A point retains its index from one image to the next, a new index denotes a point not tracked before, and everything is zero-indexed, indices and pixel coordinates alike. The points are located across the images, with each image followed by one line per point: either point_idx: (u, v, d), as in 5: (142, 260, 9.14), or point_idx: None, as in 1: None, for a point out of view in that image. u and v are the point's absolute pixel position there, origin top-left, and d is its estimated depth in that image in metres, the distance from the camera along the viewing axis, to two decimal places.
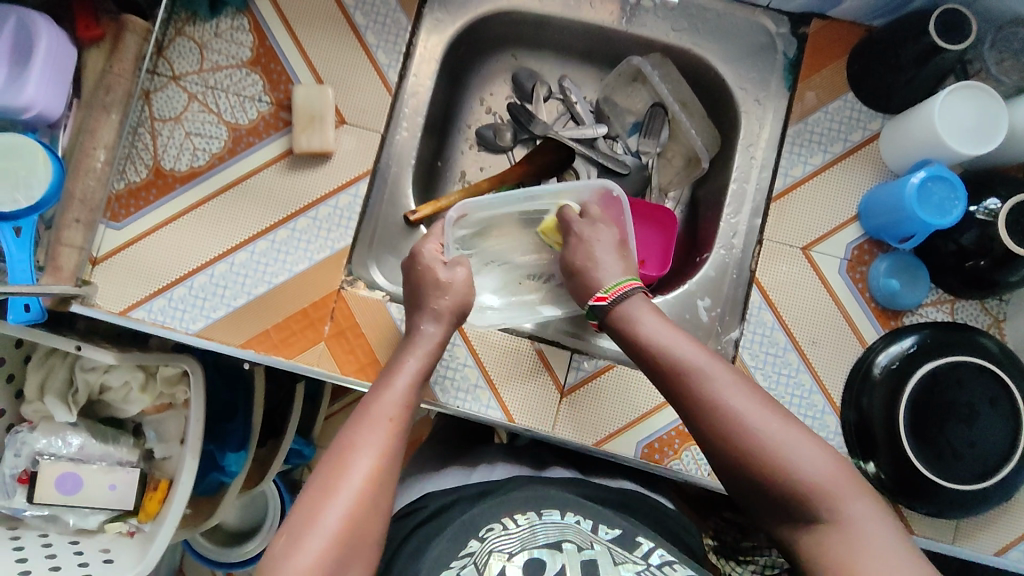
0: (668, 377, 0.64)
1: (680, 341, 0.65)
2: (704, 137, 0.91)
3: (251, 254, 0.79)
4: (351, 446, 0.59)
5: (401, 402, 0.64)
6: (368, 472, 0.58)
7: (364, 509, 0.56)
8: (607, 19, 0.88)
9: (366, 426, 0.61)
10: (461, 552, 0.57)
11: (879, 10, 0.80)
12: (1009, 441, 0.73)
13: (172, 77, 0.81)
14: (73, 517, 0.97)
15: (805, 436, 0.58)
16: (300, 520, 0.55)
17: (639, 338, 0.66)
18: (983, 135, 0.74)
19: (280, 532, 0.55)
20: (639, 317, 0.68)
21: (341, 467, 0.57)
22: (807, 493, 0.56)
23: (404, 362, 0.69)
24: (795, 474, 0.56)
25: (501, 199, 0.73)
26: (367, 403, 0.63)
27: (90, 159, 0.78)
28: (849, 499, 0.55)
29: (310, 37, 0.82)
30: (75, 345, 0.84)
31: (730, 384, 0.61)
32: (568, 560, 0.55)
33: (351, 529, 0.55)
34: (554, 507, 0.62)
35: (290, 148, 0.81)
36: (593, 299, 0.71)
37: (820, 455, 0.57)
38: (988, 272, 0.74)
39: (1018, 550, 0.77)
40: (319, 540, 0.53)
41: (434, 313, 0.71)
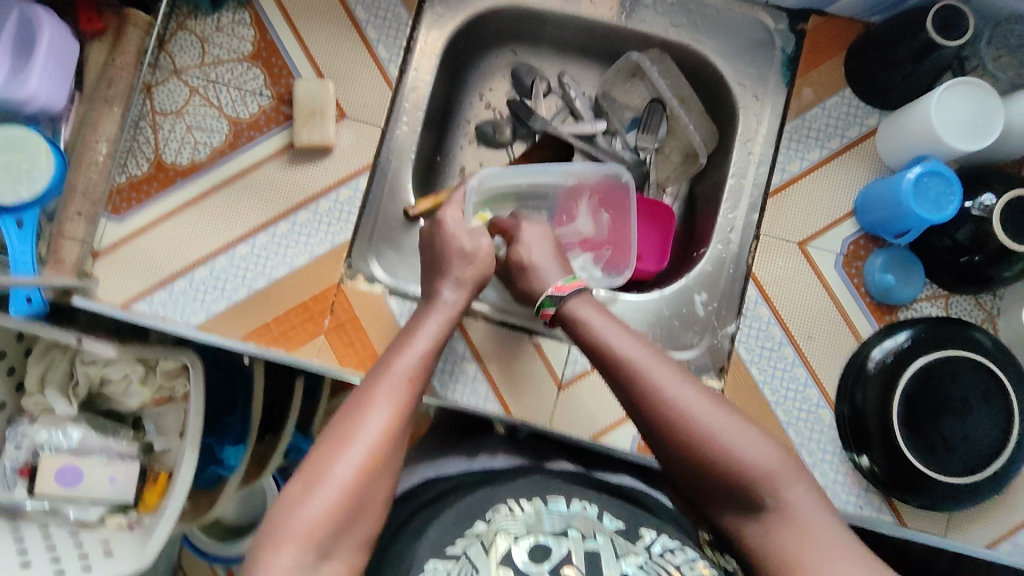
0: (612, 373, 0.63)
1: (622, 336, 0.64)
2: (702, 131, 0.92)
3: (252, 248, 0.80)
4: (367, 400, 0.57)
5: (420, 363, 0.61)
6: (384, 429, 0.56)
7: (377, 465, 0.54)
8: (607, 14, 0.88)
9: (383, 381, 0.58)
10: (466, 531, 0.58)
11: (877, 7, 0.80)
12: (1000, 436, 0.74)
13: (173, 71, 0.81)
14: (73, 508, 0.98)
15: (746, 427, 0.59)
16: (312, 468, 0.54)
17: (586, 334, 0.66)
18: (978, 132, 0.74)
19: (293, 479, 0.53)
20: (586, 312, 0.68)
21: (356, 420, 0.56)
22: (752, 482, 0.56)
23: (422, 322, 0.65)
24: (740, 466, 0.57)
25: (525, 168, 0.81)
26: (387, 359, 0.61)
27: (92, 152, 0.77)
28: (791, 485, 0.56)
29: (311, 31, 0.82)
30: (77, 337, 0.84)
31: (671, 377, 0.61)
32: (573, 547, 0.57)
33: (362, 484, 0.54)
34: (563, 493, 0.62)
35: (291, 142, 0.81)
36: (551, 290, 0.72)
37: (763, 444, 0.58)
38: (983, 267, 0.74)
39: (1010, 543, 0.78)
40: (332, 493, 0.52)
41: (457, 280, 0.70)
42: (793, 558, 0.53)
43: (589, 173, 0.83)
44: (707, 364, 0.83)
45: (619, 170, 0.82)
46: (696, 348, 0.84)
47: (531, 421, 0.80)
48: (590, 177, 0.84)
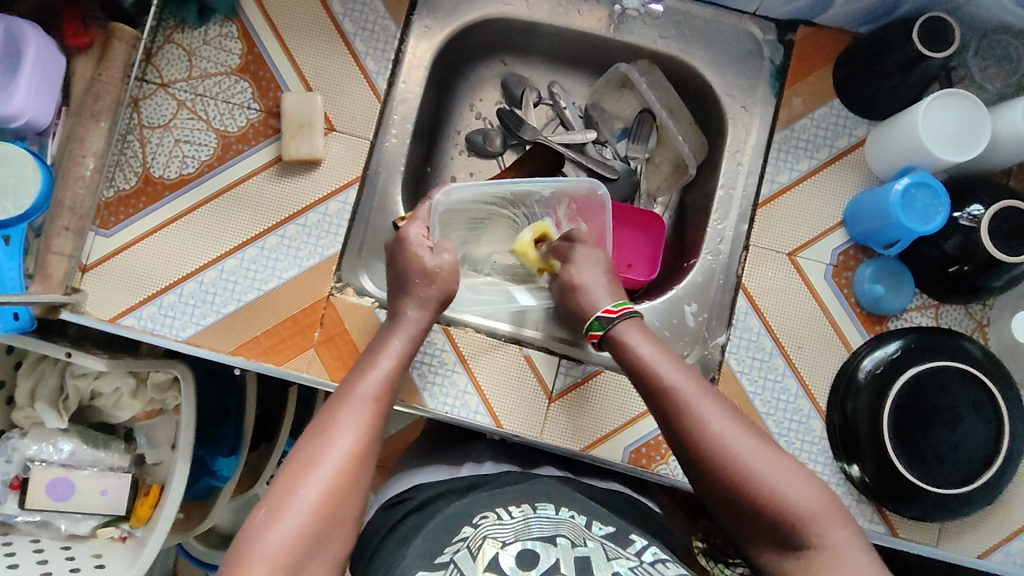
0: (660, 405, 0.64)
1: (673, 368, 0.66)
2: (691, 143, 0.92)
3: (240, 261, 0.80)
4: (332, 424, 0.60)
5: (384, 382, 0.64)
6: (349, 450, 0.58)
7: (342, 485, 0.57)
8: (595, 25, 0.88)
9: (348, 404, 0.61)
10: (454, 537, 0.58)
11: (865, 18, 0.80)
12: (990, 446, 0.74)
13: (160, 85, 0.81)
14: (64, 521, 0.98)
15: (793, 465, 0.59)
16: (280, 491, 0.56)
17: (634, 364, 0.67)
18: (965, 143, 0.74)
19: (261, 504, 0.55)
20: (632, 342, 0.69)
21: (322, 443, 0.58)
22: (795, 521, 0.56)
23: (389, 341, 0.69)
24: (784, 503, 0.57)
25: (494, 185, 0.76)
26: (351, 382, 0.64)
27: (79, 167, 0.78)
28: (834, 525, 0.56)
29: (299, 44, 0.82)
30: (66, 352, 0.85)
31: (722, 413, 0.62)
32: (562, 554, 0.56)
33: (329, 504, 0.56)
34: (550, 502, 0.63)
35: (279, 156, 0.81)
36: (601, 312, 0.72)
37: (808, 484, 0.58)
38: (972, 277, 0.74)
39: (1001, 553, 0.78)
40: (298, 514, 0.54)
41: (420, 300, 0.72)
42: None
43: (563, 186, 0.79)
44: (697, 375, 0.83)
45: (594, 185, 0.78)
46: (686, 359, 0.84)
47: (521, 433, 0.80)
48: (567, 189, 0.80)
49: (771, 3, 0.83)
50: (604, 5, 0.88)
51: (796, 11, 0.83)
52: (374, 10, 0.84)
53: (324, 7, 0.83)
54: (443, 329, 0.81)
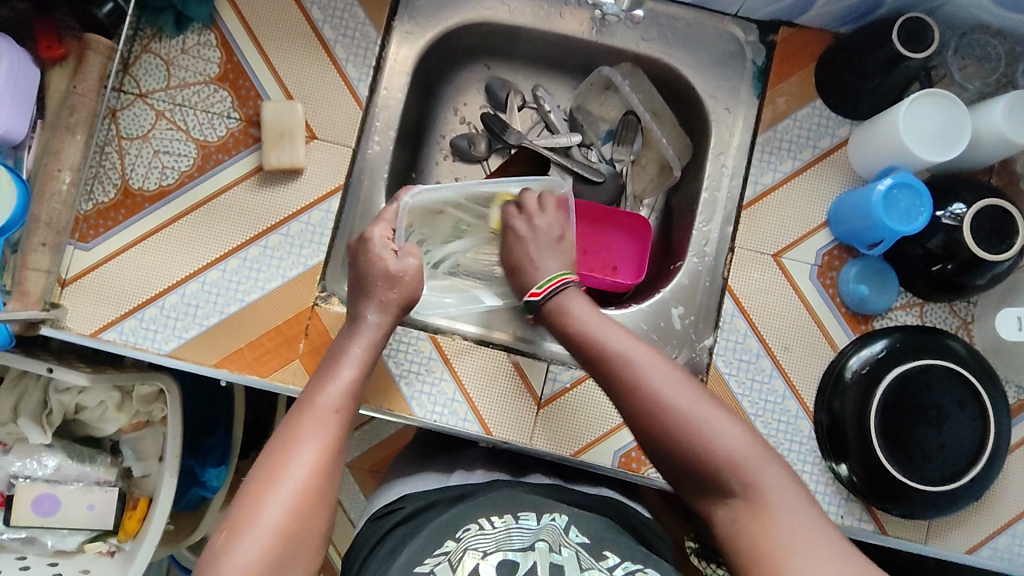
0: (598, 364, 0.64)
1: (604, 327, 0.66)
2: (675, 144, 0.92)
3: (223, 273, 0.79)
4: (293, 437, 0.59)
5: (343, 392, 0.63)
6: (312, 465, 0.57)
7: (308, 501, 0.56)
8: (577, 29, 0.88)
9: (308, 418, 0.60)
10: (436, 549, 0.57)
11: (846, 18, 0.80)
12: (975, 442, 0.74)
13: (138, 94, 0.80)
14: (51, 537, 0.97)
15: (725, 413, 0.59)
16: (240, 513, 0.55)
17: (566, 327, 0.68)
18: (946, 142, 0.74)
19: (221, 526, 0.54)
20: (566, 306, 0.70)
21: (284, 459, 0.57)
22: (724, 469, 0.56)
23: (349, 348, 0.68)
24: (712, 448, 0.57)
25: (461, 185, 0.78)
26: (311, 395, 0.63)
27: (55, 180, 0.76)
28: (763, 468, 0.56)
29: (278, 52, 0.81)
30: (47, 368, 0.84)
31: (656, 363, 0.62)
32: (539, 560, 0.55)
33: (294, 523, 0.55)
34: (530, 510, 0.62)
35: (260, 165, 0.80)
36: (529, 296, 0.73)
37: (736, 429, 0.58)
38: (955, 276, 0.75)
39: (989, 548, 0.79)
40: (262, 534, 0.53)
41: (381, 304, 0.71)
42: (762, 539, 0.53)
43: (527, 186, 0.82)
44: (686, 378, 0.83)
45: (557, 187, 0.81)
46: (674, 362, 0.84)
47: (510, 439, 0.79)
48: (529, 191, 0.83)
49: (753, 4, 0.82)
50: (586, 8, 0.88)
51: (777, 12, 0.83)
52: (354, 16, 0.83)
53: (303, 13, 0.82)
54: (430, 337, 0.81)
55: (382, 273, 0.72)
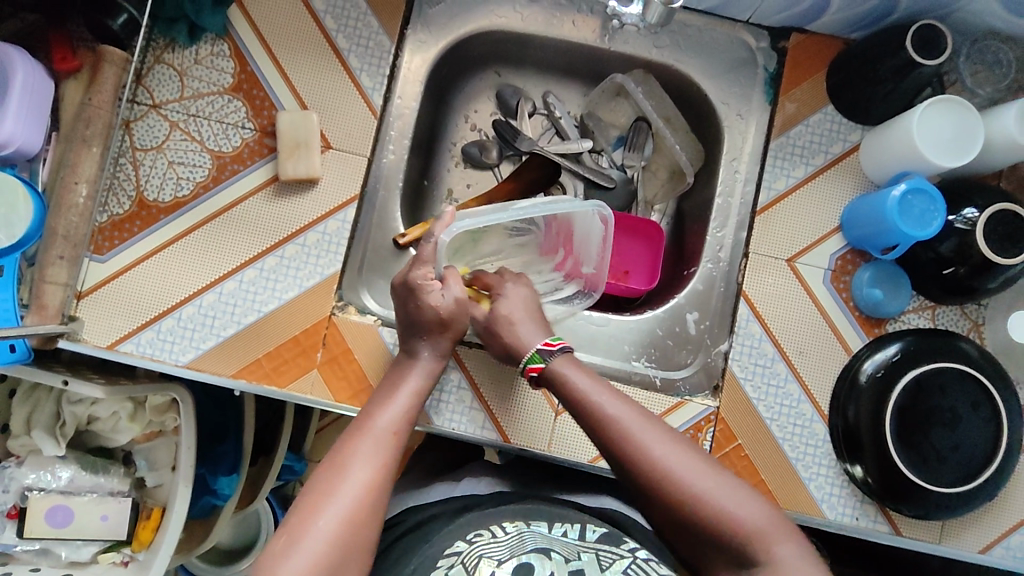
0: (605, 440, 0.64)
1: (608, 399, 0.65)
2: (687, 151, 0.93)
3: (240, 283, 0.79)
4: (349, 454, 0.60)
5: (402, 418, 0.65)
6: (368, 482, 0.58)
7: (360, 514, 0.56)
8: (589, 36, 0.89)
9: (368, 437, 0.62)
10: (448, 552, 0.57)
11: (857, 24, 0.81)
12: (989, 443, 0.75)
13: (152, 105, 0.80)
14: (65, 548, 0.96)
15: (738, 487, 0.59)
16: (296, 521, 0.55)
17: (571, 399, 0.67)
18: (961, 147, 0.75)
19: (277, 532, 0.55)
20: (567, 376, 0.68)
21: (340, 475, 0.58)
22: (745, 545, 0.57)
23: (405, 378, 0.70)
24: (733, 522, 0.57)
25: (499, 216, 0.75)
26: (367, 416, 0.64)
27: (71, 194, 0.75)
28: (782, 541, 0.56)
29: (292, 62, 0.81)
30: (63, 380, 0.84)
31: (659, 439, 0.62)
32: (557, 569, 0.55)
33: (346, 532, 0.55)
34: (542, 519, 0.61)
35: (276, 175, 0.80)
36: (541, 345, 0.71)
37: (753, 502, 0.58)
38: (968, 279, 0.75)
39: (1001, 548, 0.80)
40: (314, 545, 0.53)
41: (436, 343, 0.72)
42: None
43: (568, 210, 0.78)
44: (702, 383, 0.83)
45: (599, 209, 0.78)
46: (689, 367, 0.85)
47: (528, 446, 0.80)
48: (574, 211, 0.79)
49: (764, 11, 0.83)
50: (598, 15, 0.88)
51: (789, 19, 0.83)
52: (367, 25, 0.83)
53: (317, 23, 0.82)
54: None
55: (434, 317, 0.71)
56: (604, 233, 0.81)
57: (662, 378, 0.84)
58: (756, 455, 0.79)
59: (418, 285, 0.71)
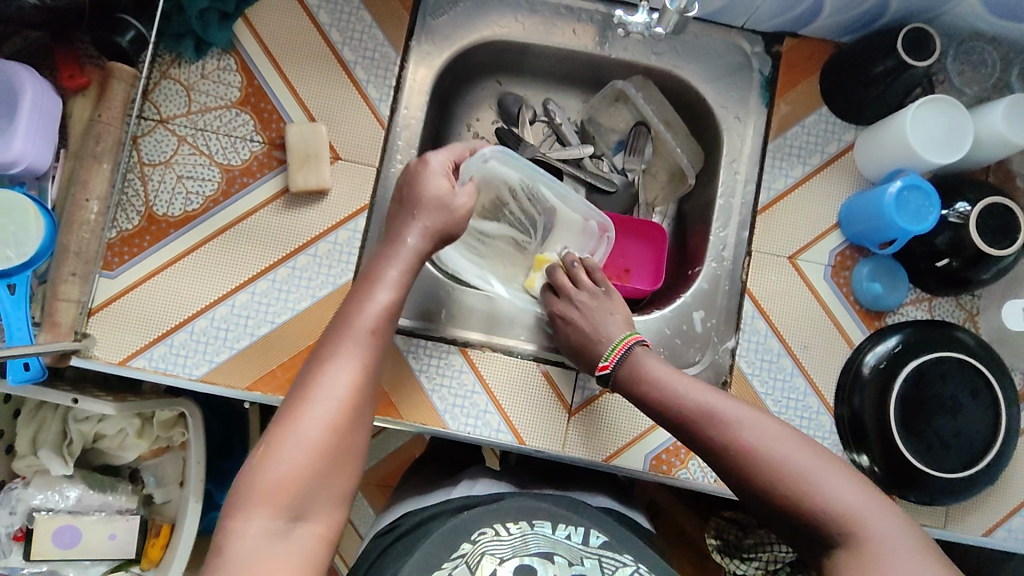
0: (684, 422, 0.66)
1: (691, 384, 0.67)
2: (688, 154, 0.95)
3: (252, 295, 0.79)
4: (332, 356, 0.60)
5: (381, 314, 0.64)
6: (347, 383, 0.58)
7: (342, 418, 0.57)
8: (588, 44, 0.91)
9: (347, 338, 0.61)
10: (453, 553, 0.58)
11: (848, 28, 0.84)
12: (989, 431, 0.78)
13: (159, 120, 0.80)
14: (73, 568, 0.95)
15: (829, 464, 0.59)
16: (276, 430, 0.55)
17: (647, 387, 0.69)
18: (954, 142, 0.78)
19: (258, 444, 0.55)
20: (646, 370, 0.71)
21: (319, 377, 0.58)
22: (826, 516, 0.56)
23: (385, 271, 0.68)
24: (816, 497, 0.57)
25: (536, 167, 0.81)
26: (349, 317, 0.63)
27: (83, 211, 0.76)
28: (875, 518, 0.56)
29: (300, 75, 0.82)
30: (72, 399, 0.83)
31: (749, 419, 0.63)
32: (559, 572, 0.56)
33: (328, 442, 0.55)
34: (546, 518, 0.62)
35: (286, 187, 0.81)
36: (597, 369, 0.75)
37: (841, 480, 0.58)
38: (961, 271, 0.78)
39: (1004, 530, 0.82)
40: (297, 453, 0.54)
41: (424, 230, 0.72)
42: None
43: (570, 213, 0.86)
44: (711, 378, 0.84)
45: (604, 221, 0.85)
46: (698, 364, 0.85)
47: (542, 446, 0.81)
48: (571, 220, 0.87)
49: (759, 17, 0.86)
50: (597, 24, 0.90)
51: (783, 24, 0.86)
52: (373, 37, 0.85)
53: (322, 37, 0.83)
54: (461, 351, 0.82)
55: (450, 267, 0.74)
56: (597, 252, 0.88)
57: None
58: None
59: (436, 169, 0.74)
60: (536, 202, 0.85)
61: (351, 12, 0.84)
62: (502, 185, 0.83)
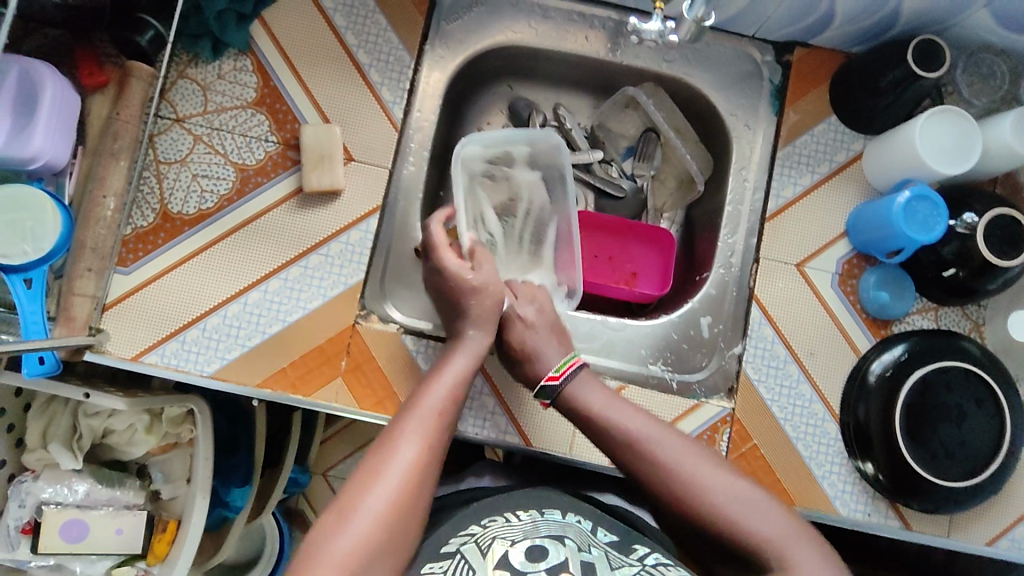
0: (623, 452, 0.66)
1: (630, 415, 0.68)
2: (697, 160, 0.95)
3: (264, 293, 0.80)
4: (399, 434, 0.61)
5: (447, 398, 0.65)
6: (412, 460, 0.59)
7: (407, 494, 0.57)
8: (600, 50, 0.92)
9: (412, 417, 0.62)
10: (460, 531, 0.59)
11: (859, 38, 0.85)
12: (995, 441, 0.78)
13: (176, 119, 0.81)
14: (80, 563, 0.96)
15: (761, 497, 0.61)
16: (345, 500, 0.56)
17: (584, 416, 0.69)
18: (962, 152, 0.79)
19: (328, 510, 0.56)
20: (584, 398, 0.70)
21: (387, 453, 0.59)
22: (759, 547, 0.58)
23: (451, 359, 0.70)
24: (745, 529, 0.59)
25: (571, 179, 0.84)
26: (415, 397, 0.65)
27: (100, 207, 0.76)
28: (798, 546, 0.58)
29: (315, 77, 0.83)
30: (84, 393, 0.84)
31: (685, 453, 0.64)
32: (570, 555, 0.57)
33: (395, 516, 0.56)
34: (556, 506, 0.63)
35: (300, 187, 0.82)
36: (545, 380, 0.72)
37: (771, 512, 0.60)
38: (968, 281, 0.79)
39: (1007, 540, 0.83)
40: (364, 524, 0.54)
41: (477, 318, 0.73)
42: None
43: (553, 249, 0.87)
44: (717, 386, 0.86)
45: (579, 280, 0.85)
46: (705, 369, 0.87)
47: (549, 449, 0.81)
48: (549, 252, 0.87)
49: (770, 27, 0.87)
50: (609, 31, 0.91)
51: (794, 34, 0.87)
52: (388, 41, 0.85)
53: (338, 39, 0.84)
54: None
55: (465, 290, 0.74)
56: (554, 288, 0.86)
57: (678, 381, 0.86)
58: (770, 454, 0.82)
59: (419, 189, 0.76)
60: (545, 221, 0.87)
61: (367, 16, 0.85)
62: (528, 173, 0.87)
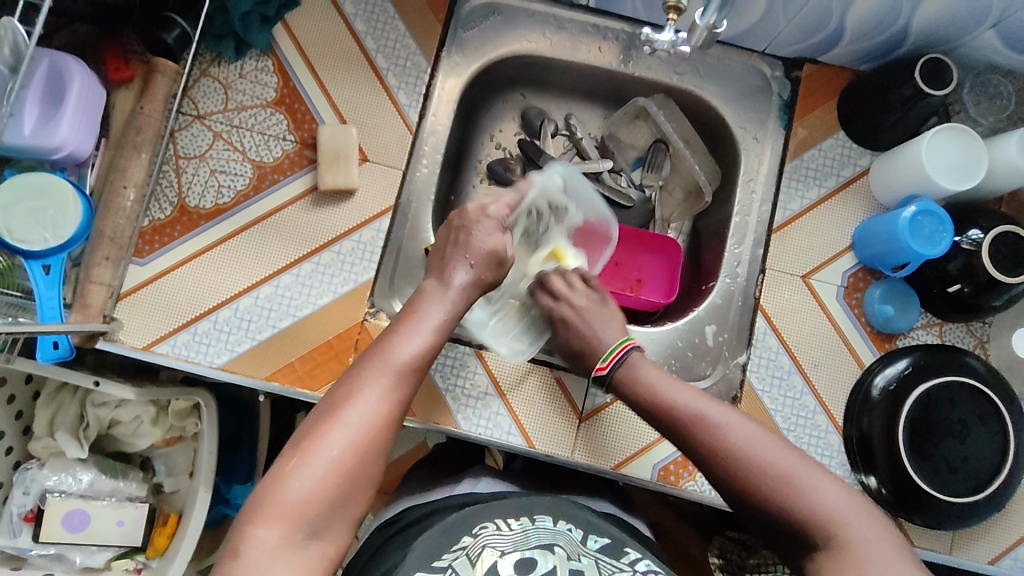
0: (677, 427, 0.67)
1: (683, 391, 0.68)
2: (705, 171, 0.97)
3: (276, 288, 0.81)
4: (362, 382, 0.61)
5: (426, 353, 0.66)
6: (376, 409, 0.59)
7: (367, 443, 0.58)
8: (613, 61, 0.94)
9: (378, 363, 0.63)
10: (453, 545, 0.58)
11: (867, 56, 0.87)
12: (998, 458, 0.78)
13: (196, 116, 0.83)
14: (80, 554, 0.95)
15: (817, 470, 0.60)
16: (304, 443, 0.57)
17: (641, 393, 0.71)
18: (968, 169, 0.80)
19: (286, 454, 0.56)
20: (639, 376, 0.72)
21: (350, 400, 0.59)
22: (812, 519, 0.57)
23: (427, 309, 0.70)
24: (802, 499, 0.58)
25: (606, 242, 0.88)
26: (382, 345, 0.65)
27: (120, 198, 0.78)
28: (855, 520, 0.57)
29: (333, 79, 0.85)
30: (94, 381, 0.85)
31: (743, 425, 0.64)
32: (559, 564, 0.57)
33: (352, 462, 0.56)
34: (547, 513, 0.62)
35: (315, 185, 0.83)
36: (596, 369, 0.75)
37: (827, 484, 0.59)
38: (973, 297, 0.79)
39: (1010, 559, 0.82)
40: (321, 469, 0.55)
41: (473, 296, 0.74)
42: None
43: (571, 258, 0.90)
44: (722, 394, 0.86)
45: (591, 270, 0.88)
46: (709, 377, 0.87)
47: (551, 452, 0.82)
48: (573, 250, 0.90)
49: (780, 42, 0.88)
50: (622, 43, 0.93)
51: (804, 50, 0.89)
52: (406, 46, 0.88)
53: (358, 44, 0.86)
54: (476, 353, 0.83)
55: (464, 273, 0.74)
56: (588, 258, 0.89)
57: None
58: None
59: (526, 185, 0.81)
60: None
61: (387, 22, 0.87)
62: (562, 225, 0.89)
